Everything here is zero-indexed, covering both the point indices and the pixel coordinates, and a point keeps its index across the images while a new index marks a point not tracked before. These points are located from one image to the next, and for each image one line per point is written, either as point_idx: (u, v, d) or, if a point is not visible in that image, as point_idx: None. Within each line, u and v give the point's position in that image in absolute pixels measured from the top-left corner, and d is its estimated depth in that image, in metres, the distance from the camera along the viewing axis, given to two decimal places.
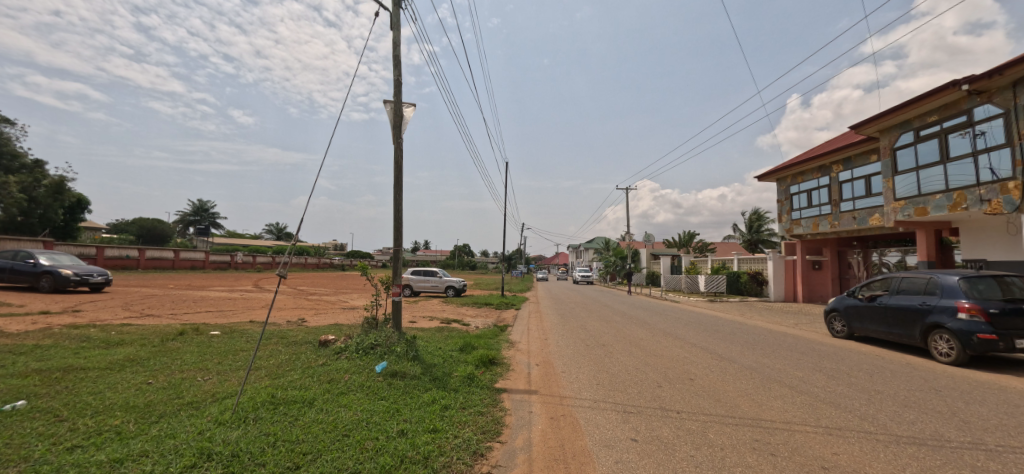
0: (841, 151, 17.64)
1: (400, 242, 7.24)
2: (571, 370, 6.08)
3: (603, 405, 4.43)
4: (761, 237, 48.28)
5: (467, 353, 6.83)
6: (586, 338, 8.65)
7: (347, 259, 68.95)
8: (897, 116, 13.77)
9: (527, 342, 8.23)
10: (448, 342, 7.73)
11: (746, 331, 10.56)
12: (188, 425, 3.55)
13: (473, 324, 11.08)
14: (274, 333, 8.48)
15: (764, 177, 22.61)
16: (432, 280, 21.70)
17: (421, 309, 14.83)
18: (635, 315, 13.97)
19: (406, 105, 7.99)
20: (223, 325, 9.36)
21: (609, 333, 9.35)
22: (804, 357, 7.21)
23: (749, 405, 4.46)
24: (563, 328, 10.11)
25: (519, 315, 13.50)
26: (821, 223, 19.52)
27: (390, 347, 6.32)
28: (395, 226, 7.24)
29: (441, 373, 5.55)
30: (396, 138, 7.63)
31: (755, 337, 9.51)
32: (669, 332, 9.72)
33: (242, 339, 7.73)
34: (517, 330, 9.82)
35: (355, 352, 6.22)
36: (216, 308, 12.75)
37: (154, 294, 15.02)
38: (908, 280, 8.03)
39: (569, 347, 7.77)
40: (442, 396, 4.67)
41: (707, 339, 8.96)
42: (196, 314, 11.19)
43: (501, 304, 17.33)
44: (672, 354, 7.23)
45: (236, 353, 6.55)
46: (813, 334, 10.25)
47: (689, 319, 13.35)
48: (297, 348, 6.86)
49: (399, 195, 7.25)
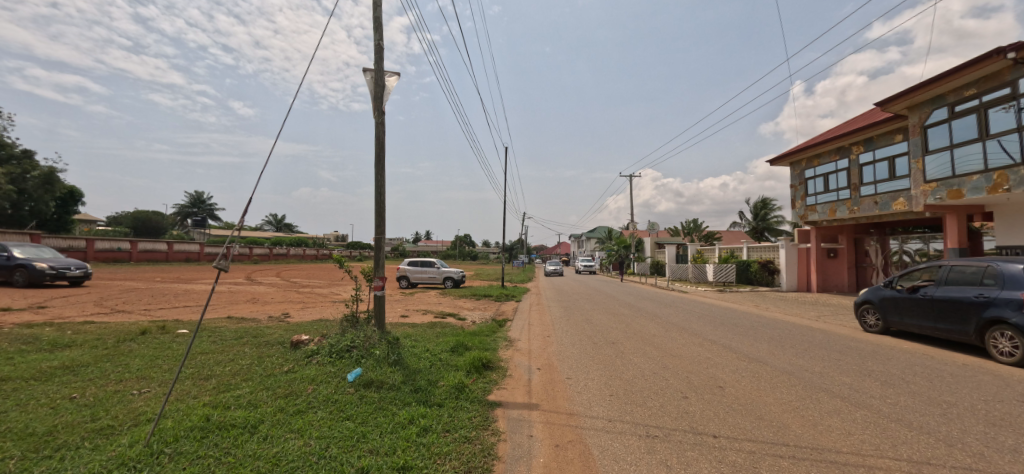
0: (862, 131, 16.51)
1: (382, 228, 6.37)
2: (578, 375, 5.25)
3: (619, 426, 3.59)
4: (768, 225, 47.20)
5: (458, 354, 5.98)
6: (593, 335, 7.81)
7: (345, 251, 67.00)
8: (930, 90, 12.67)
9: (527, 340, 7.36)
10: (439, 341, 6.87)
11: (768, 325, 9.70)
12: (78, 466, 2.71)
13: (470, 319, 10.27)
14: (246, 333, 7.65)
15: (777, 161, 21.50)
16: (430, 271, 20.88)
17: (417, 302, 14.02)
18: (644, 307, 13.13)
19: (389, 74, 7.00)
20: (195, 323, 8.57)
21: (618, 329, 8.49)
22: (843, 357, 6.35)
23: (802, 426, 3.61)
24: (566, 323, 9.25)
25: (519, 308, 12.65)
26: (838, 209, 18.48)
27: (368, 350, 5.47)
28: (376, 210, 6.36)
29: (425, 382, 4.70)
30: (378, 110, 6.68)
31: (778, 332, 8.64)
32: (683, 328, 8.85)
33: (207, 340, 6.88)
34: (517, 326, 8.93)
35: (327, 356, 5.38)
36: (196, 302, 11.97)
37: (137, 288, 14.28)
38: (959, 269, 7.11)
39: (574, 346, 6.93)
40: (422, 415, 3.82)
41: (727, 335, 8.08)
42: (172, 310, 10.42)
43: (501, 296, 16.60)
44: (692, 354, 6.40)
45: (195, 356, 5.76)
46: (842, 328, 9.40)
47: (702, 311, 12.47)
48: (265, 350, 6.03)
49: (381, 176, 6.35)
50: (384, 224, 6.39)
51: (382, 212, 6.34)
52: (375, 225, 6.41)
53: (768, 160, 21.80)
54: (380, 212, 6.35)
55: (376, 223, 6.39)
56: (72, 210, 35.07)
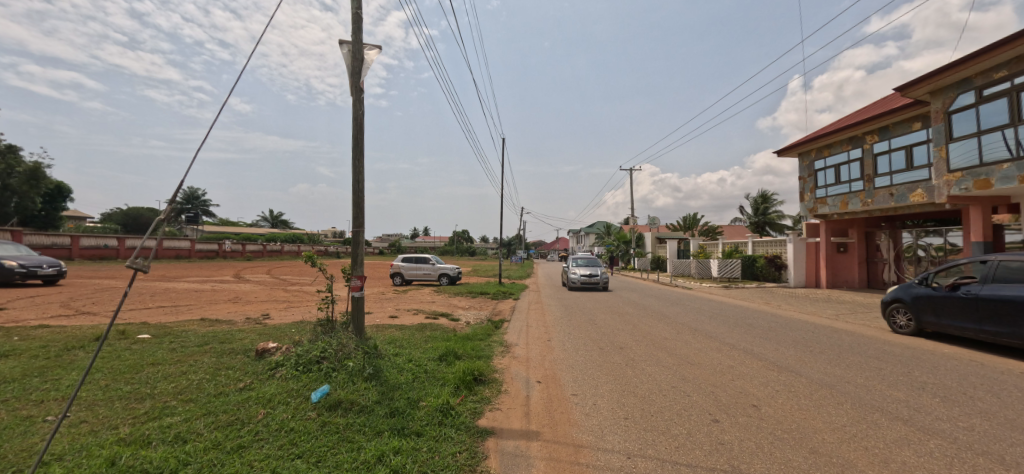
0: (878, 119, 15.68)
1: (359, 220, 5.62)
2: (585, 390, 4.51)
3: (641, 464, 2.86)
4: (768, 219, 46.65)
5: (447, 365, 5.23)
6: (597, 339, 7.08)
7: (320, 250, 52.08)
8: (956, 72, 11.86)
9: (525, 345, 6.61)
10: (426, 348, 6.13)
11: (786, 324, 9.02)
12: None
13: (464, 319, 9.55)
14: (214, 338, 6.86)
15: (785, 152, 20.65)
16: (425, 267, 20.15)
17: (409, 300, 13.30)
18: (649, 305, 12.39)
19: (369, 47, 6.17)
20: (161, 327, 7.77)
21: (625, 331, 7.75)
22: (883, 366, 5.64)
23: (871, 464, 2.88)
24: (568, 324, 8.50)
25: (517, 307, 11.94)
26: (851, 202, 17.70)
27: (341, 362, 4.69)
28: (355, 200, 5.63)
29: (404, 402, 3.95)
30: (356, 87, 5.88)
31: (800, 334, 7.88)
32: (695, 329, 8.12)
33: (166, 348, 6.09)
34: (514, 328, 8.18)
35: (292, 369, 4.61)
36: (173, 302, 11.22)
37: (114, 287, 13.45)
38: (1007, 265, 6.38)
39: (577, 352, 6.20)
40: (396, 449, 3.07)
41: (746, 338, 7.34)
42: (143, 311, 9.65)
43: (498, 293, 15.89)
44: (712, 362, 5.68)
45: (141, 369, 4.97)
46: (866, 329, 8.76)
47: (711, 309, 11.73)
48: (225, 361, 5.24)
49: (361, 162, 5.67)
50: (364, 216, 5.64)
51: (360, 203, 5.59)
52: (353, 217, 5.65)
53: (776, 151, 20.96)
54: (359, 203, 5.59)
55: (354, 215, 5.62)
56: (58, 205, 33.97)
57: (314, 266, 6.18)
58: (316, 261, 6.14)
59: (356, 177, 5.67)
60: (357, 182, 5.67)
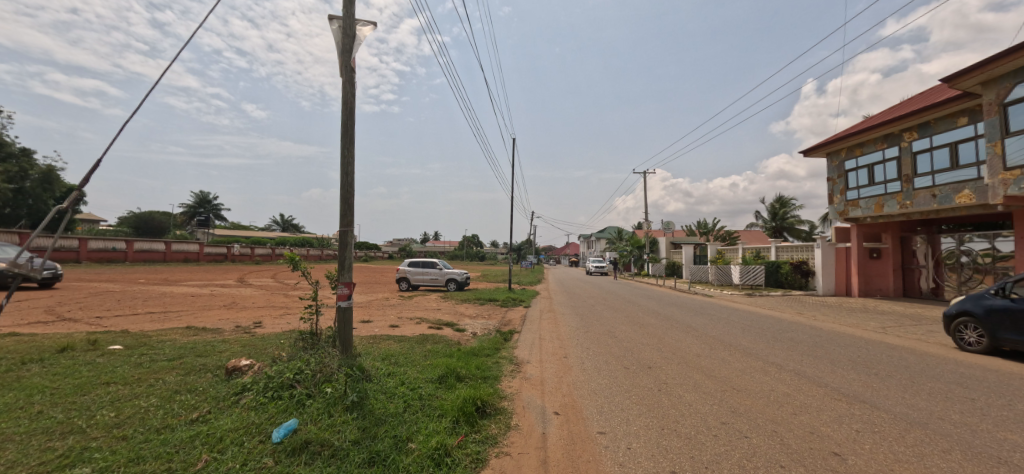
0: (918, 115, 14.53)
1: (349, 219, 4.94)
2: (615, 427, 3.63)
3: None
4: (786, 224, 45.04)
5: (447, 391, 4.40)
6: (621, 356, 6.17)
7: (322, 254, 50.96)
8: (1013, 61, 10.74)
9: (539, 363, 5.77)
10: (425, 366, 5.33)
11: (829, 338, 8.04)
12: None
13: (470, 330, 8.76)
14: (190, 351, 6.16)
15: (811, 152, 19.49)
16: (432, 272, 19.42)
17: (413, 307, 12.57)
18: (670, 314, 11.43)
19: (362, 23, 5.43)
20: (139, 337, 7.12)
21: (651, 347, 6.84)
22: (973, 396, 4.66)
23: None
24: (585, 337, 7.64)
25: (528, 316, 11.12)
26: (887, 204, 16.47)
27: (319, 387, 3.90)
28: (343, 194, 4.96)
29: (390, 444, 3.13)
30: (346, 68, 5.17)
31: (853, 352, 6.86)
32: (731, 345, 7.16)
33: (131, 364, 5.40)
34: (525, 342, 7.33)
35: (259, 395, 3.83)
36: (164, 308, 10.62)
37: (110, 291, 12.96)
38: None
39: (600, 373, 5.33)
40: None
41: (793, 356, 6.36)
42: (128, 318, 9.04)
43: (508, 300, 15.07)
44: (762, 389, 4.76)
45: (88, 390, 4.26)
46: (925, 346, 7.70)
47: (741, 320, 10.69)
48: (190, 381, 4.52)
49: (351, 152, 4.99)
50: (352, 214, 4.95)
51: (349, 199, 4.93)
52: (341, 215, 4.95)
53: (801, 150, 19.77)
54: (347, 199, 4.93)
55: (342, 212, 4.94)
56: (72, 208, 34.22)
57: (297, 271, 5.29)
58: (298, 265, 5.28)
59: (345, 169, 4.98)
60: (347, 174, 4.97)
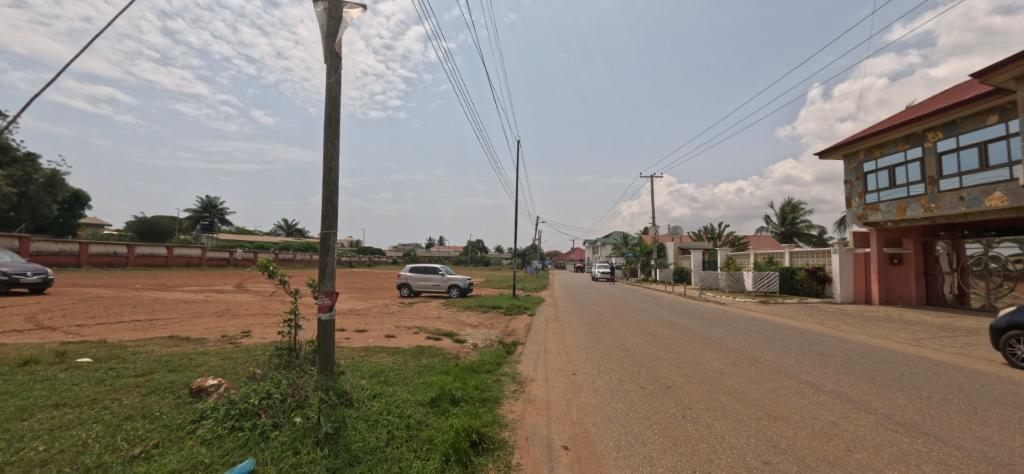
0: (945, 113, 13.80)
1: (332, 220, 4.41)
2: (638, 468, 3.01)
3: None
4: (796, 229, 44.04)
5: (440, 418, 3.80)
6: (636, 374, 5.55)
7: None
8: None
9: (545, 381, 5.17)
10: (417, 386, 4.76)
11: (861, 352, 7.36)
12: None
13: (470, 341, 8.18)
14: (163, 366, 5.63)
15: (828, 154, 18.78)
16: (434, 278, 18.91)
17: (412, 314, 12.00)
18: (683, 324, 10.75)
19: (350, 4, 4.92)
20: (114, 349, 6.60)
21: (668, 362, 6.22)
22: None
23: None
24: (595, 351, 7.03)
25: (533, 325, 10.51)
26: (910, 207, 15.70)
27: (289, 416, 3.32)
28: (326, 192, 4.43)
29: None
30: (331, 55, 4.67)
31: (893, 369, 6.17)
32: (755, 360, 6.53)
33: (91, 381, 4.85)
34: (530, 355, 6.74)
35: (218, 424, 3.26)
36: (152, 315, 10.15)
37: (102, 297, 12.56)
38: None
39: (613, 394, 4.71)
40: None
41: (827, 374, 5.71)
42: (110, 326, 8.55)
43: (512, 308, 14.47)
44: (803, 416, 4.12)
45: (29, 415, 3.73)
46: (971, 362, 6.97)
47: (760, 330, 10.00)
48: (148, 405, 3.96)
49: (335, 146, 4.48)
50: (336, 215, 4.44)
51: (332, 198, 4.41)
52: (323, 216, 4.43)
53: (817, 152, 19.06)
54: (330, 199, 4.41)
55: (324, 213, 4.41)
56: (76, 213, 34.30)
57: (273, 279, 4.66)
58: (274, 273, 4.67)
59: (328, 164, 4.45)
60: (330, 169, 4.45)
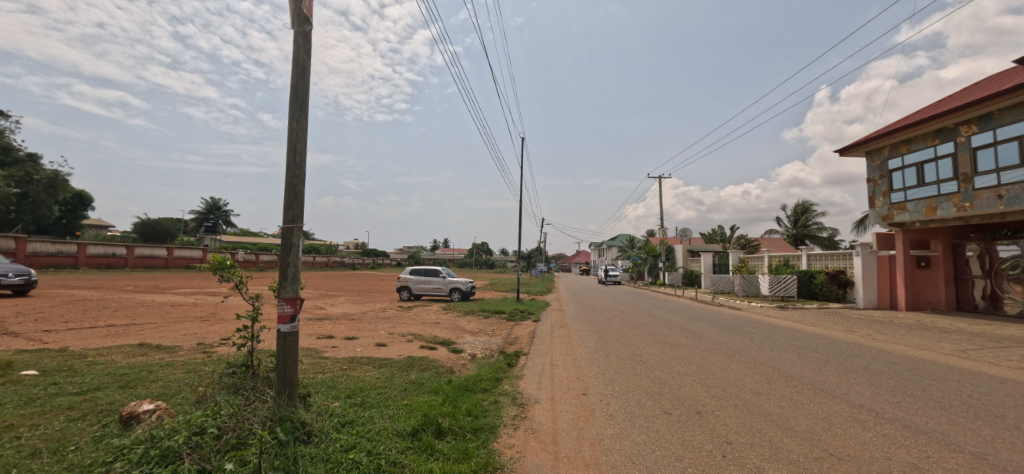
0: (980, 105, 12.86)
1: (296, 212, 3.68)
2: None
3: None
4: (809, 231, 42.79)
5: (419, 455, 3.05)
6: (656, 394, 4.75)
7: (328, 261, 50.37)
8: None
9: (550, 404, 4.37)
10: (399, 409, 4.02)
11: (910, 367, 6.47)
12: None
13: (469, 351, 7.43)
14: (114, 381, 4.93)
15: (849, 151, 17.81)
16: (435, 281, 18.22)
17: (409, 320, 11.28)
18: (701, 332, 9.90)
19: None
20: (72, 359, 5.93)
21: (692, 379, 5.40)
22: None
23: None
24: (607, 365, 6.21)
25: (538, 333, 9.73)
26: (940, 206, 14.74)
27: (223, 456, 2.60)
28: (290, 179, 3.73)
29: None
30: (298, 16, 3.96)
31: (955, 388, 5.31)
32: (791, 376, 5.68)
33: (20, 400, 4.16)
34: (533, 370, 5.96)
35: (130, 466, 2.53)
36: (131, 320, 9.52)
37: (86, 299, 12.00)
38: None
39: (633, 422, 3.90)
40: None
41: (882, 396, 4.86)
42: (81, 332, 7.91)
43: (516, 313, 13.71)
44: (875, 456, 3.29)
45: None
46: None
47: (785, 339, 9.15)
48: (67, 436, 3.25)
49: (301, 126, 3.81)
50: (300, 206, 3.72)
51: (297, 185, 3.71)
52: (285, 208, 3.71)
53: (837, 149, 18.09)
54: (294, 187, 3.71)
55: (287, 204, 3.69)
56: (79, 214, 34.26)
57: (226, 280, 3.74)
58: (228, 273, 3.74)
59: (292, 145, 3.76)
60: (295, 151, 3.75)
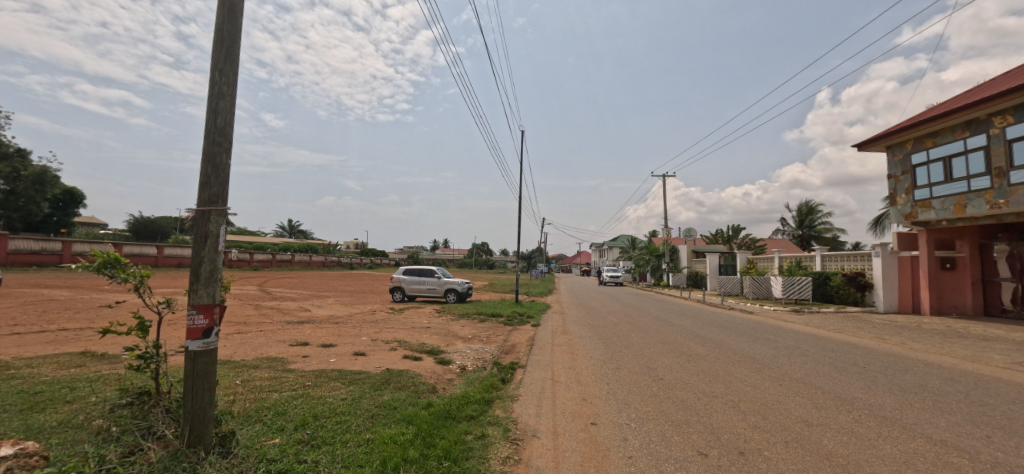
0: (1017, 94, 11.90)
1: (215, 190, 2.78)
2: None
3: None
4: (815, 231, 41.74)
5: None
6: (685, 425, 3.79)
7: (325, 261, 49.56)
8: None
9: (552, 442, 3.42)
10: (354, 449, 3.09)
11: (974, 385, 5.50)
12: None
13: (458, 361, 6.52)
14: (16, 404, 4.00)
15: (868, 145, 16.83)
16: (430, 282, 17.28)
17: (398, 324, 10.37)
18: (718, 339, 8.94)
19: None
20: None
21: (724, 404, 4.44)
22: None
23: None
24: (618, 383, 5.24)
25: (537, 339, 8.82)
26: (970, 203, 13.76)
27: None
28: (208, 148, 2.82)
29: None
30: None
31: None
32: (842, 399, 4.71)
33: None
34: (531, 388, 5.03)
35: None
36: (90, 323, 8.62)
37: (51, 299, 11.12)
38: None
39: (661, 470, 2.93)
40: None
41: (966, 429, 3.89)
42: (22, 337, 7.01)
43: (514, 316, 12.79)
44: None
45: None
46: None
47: (813, 348, 8.19)
48: None
49: (225, 80, 2.90)
50: (221, 183, 2.81)
51: (218, 156, 2.82)
52: (201, 185, 2.80)
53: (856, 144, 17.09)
54: (214, 158, 2.81)
55: (204, 180, 2.79)
56: (71, 211, 33.62)
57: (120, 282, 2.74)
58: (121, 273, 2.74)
59: (213, 103, 2.86)
60: (217, 111, 2.85)
